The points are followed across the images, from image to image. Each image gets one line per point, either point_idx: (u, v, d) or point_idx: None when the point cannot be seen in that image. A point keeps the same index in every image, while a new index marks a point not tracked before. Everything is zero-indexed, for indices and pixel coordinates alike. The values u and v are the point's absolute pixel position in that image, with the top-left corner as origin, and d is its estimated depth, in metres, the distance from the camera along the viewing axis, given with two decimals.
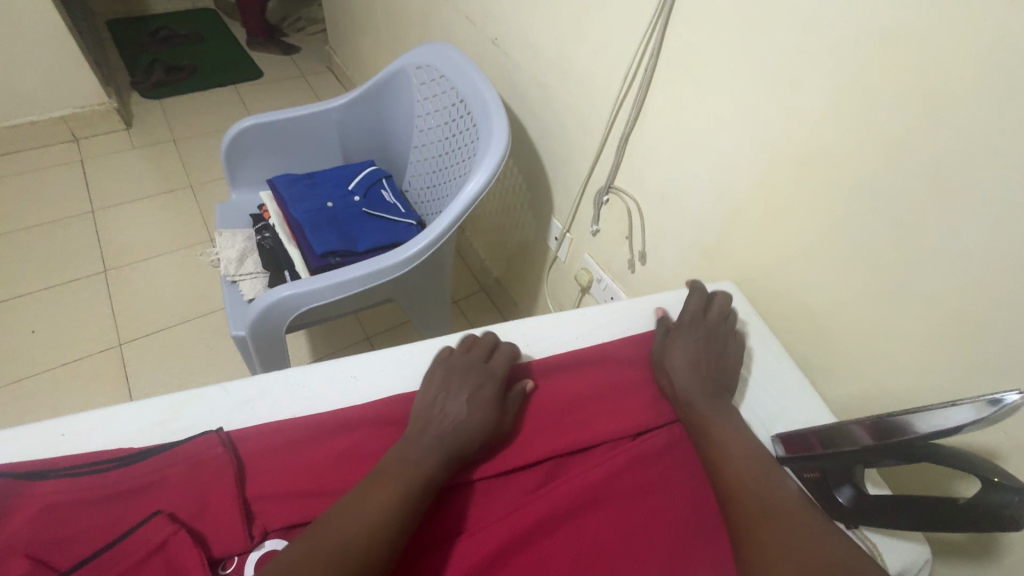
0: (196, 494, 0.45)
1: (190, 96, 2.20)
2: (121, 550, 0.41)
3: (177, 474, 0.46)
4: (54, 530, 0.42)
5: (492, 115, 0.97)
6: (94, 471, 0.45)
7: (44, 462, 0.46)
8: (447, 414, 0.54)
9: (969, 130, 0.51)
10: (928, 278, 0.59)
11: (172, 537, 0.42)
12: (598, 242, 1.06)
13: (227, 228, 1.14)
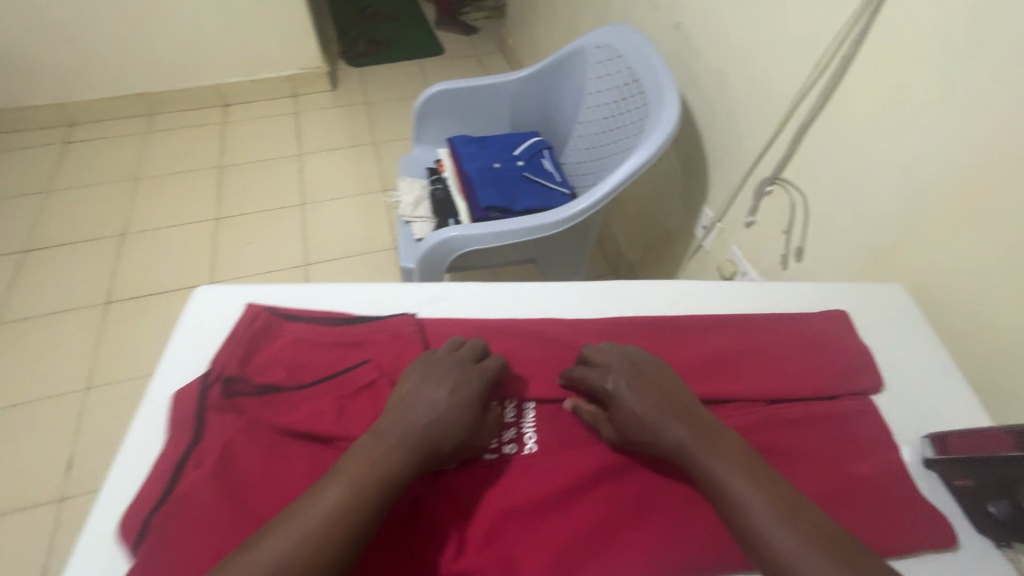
0: (394, 356, 0.57)
1: (383, 67, 2.52)
2: (343, 381, 0.54)
3: (383, 338, 0.58)
4: (301, 358, 0.56)
5: (664, 95, 0.99)
6: (328, 324, 0.59)
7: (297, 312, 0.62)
8: (400, 404, 0.50)
9: None
10: None
11: (377, 381, 0.54)
12: (751, 233, 1.04)
13: (408, 177, 1.33)
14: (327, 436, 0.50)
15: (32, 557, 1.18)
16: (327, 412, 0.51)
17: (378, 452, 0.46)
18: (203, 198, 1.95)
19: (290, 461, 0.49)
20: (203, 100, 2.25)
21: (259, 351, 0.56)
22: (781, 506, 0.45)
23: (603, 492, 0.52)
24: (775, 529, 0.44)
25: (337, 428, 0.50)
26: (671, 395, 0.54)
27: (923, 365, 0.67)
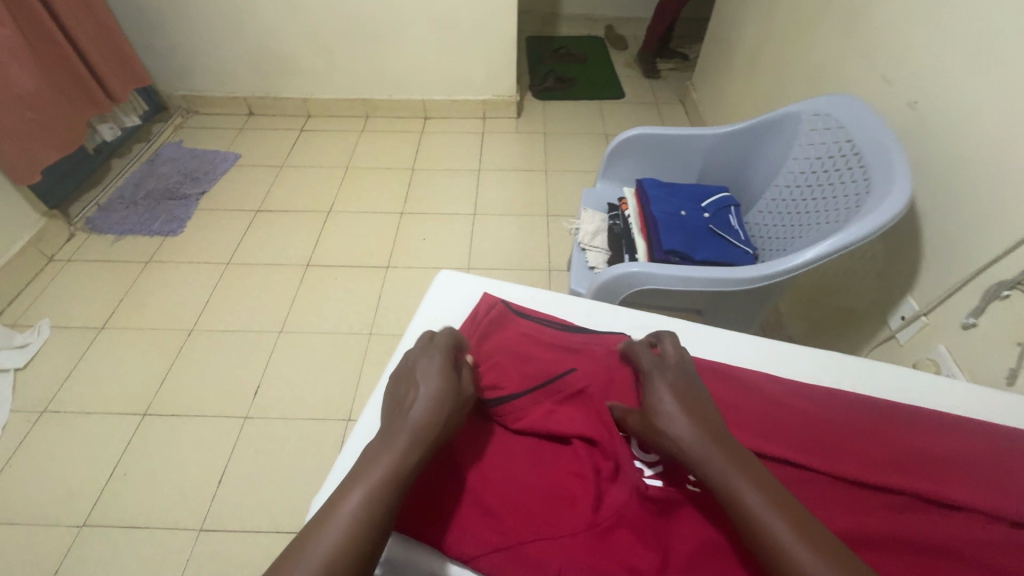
0: (605, 371, 0.63)
1: (565, 103, 2.70)
2: (555, 387, 0.61)
3: (597, 350, 0.66)
4: (525, 348, 0.65)
5: (895, 171, 0.95)
6: (550, 327, 0.69)
7: (523, 311, 0.73)
8: (409, 401, 0.56)
9: None
10: None
11: (587, 390, 0.60)
12: (968, 337, 0.93)
13: (588, 208, 1.41)
14: (546, 431, 0.59)
15: (218, 457, 1.42)
16: (542, 407, 0.60)
17: (396, 444, 0.51)
18: (394, 193, 2.23)
19: (516, 441, 0.60)
20: (409, 111, 2.61)
21: (493, 335, 0.68)
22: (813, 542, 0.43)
23: None
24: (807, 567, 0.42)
25: (556, 424, 0.58)
26: (696, 413, 0.54)
27: None
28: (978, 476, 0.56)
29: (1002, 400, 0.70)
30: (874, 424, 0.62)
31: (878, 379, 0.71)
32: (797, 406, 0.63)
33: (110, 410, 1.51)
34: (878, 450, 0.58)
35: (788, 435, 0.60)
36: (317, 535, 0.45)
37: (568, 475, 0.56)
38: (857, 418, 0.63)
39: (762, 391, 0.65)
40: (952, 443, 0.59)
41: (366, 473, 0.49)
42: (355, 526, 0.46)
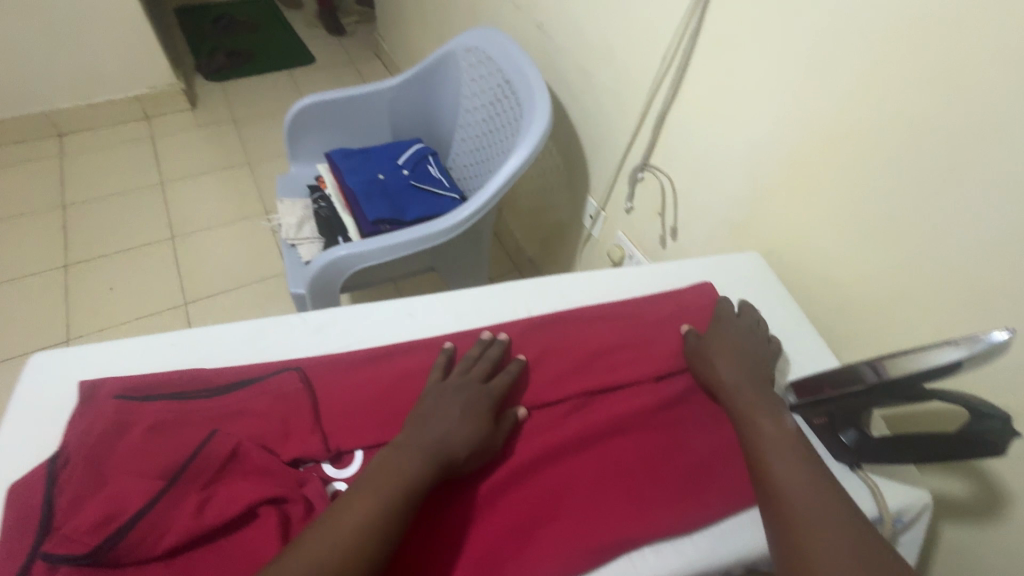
0: (279, 420, 0.51)
1: (248, 80, 2.34)
2: (202, 464, 0.46)
3: (262, 403, 0.51)
4: (156, 442, 0.47)
5: (535, 92, 1.03)
6: (200, 397, 0.52)
7: (155, 383, 0.53)
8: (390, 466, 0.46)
9: (973, 112, 0.56)
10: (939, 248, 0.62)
11: (245, 449, 0.47)
12: (631, 218, 1.09)
13: (286, 197, 1.24)
14: (198, 532, 0.43)
15: None
16: (191, 504, 0.43)
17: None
18: (46, 244, 1.68)
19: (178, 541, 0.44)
20: (30, 132, 1.94)
21: (108, 439, 0.47)
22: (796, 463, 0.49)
23: (516, 496, 0.50)
24: (791, 481, 0.48)
25: (207, 518, 0.43)
26: (755, 369, 0.58)
27: (783, 321, 0.69)
28: (637, 347, 0.62)
29: (661, 265, 0.74)
30: (562, 335, 0.62)
31: (568, 278, 0.69)
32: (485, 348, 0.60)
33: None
34: (560, 361, 0.60)
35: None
36: None
37: (255, 546, 0.44)
38: (551, 337, 0.61)
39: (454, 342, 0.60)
40: (619, 330, 0.63)
41: None
42: None
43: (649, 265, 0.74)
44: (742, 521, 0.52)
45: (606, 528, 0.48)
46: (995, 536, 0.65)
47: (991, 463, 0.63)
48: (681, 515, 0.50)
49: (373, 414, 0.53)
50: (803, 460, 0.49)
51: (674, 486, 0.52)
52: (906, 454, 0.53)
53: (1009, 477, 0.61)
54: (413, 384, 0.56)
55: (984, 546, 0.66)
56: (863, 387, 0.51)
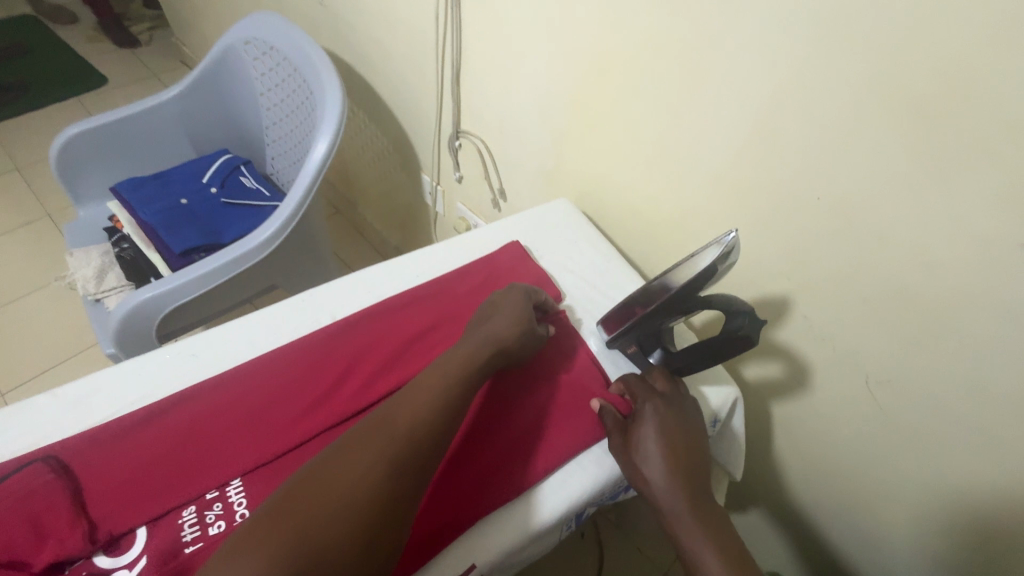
0: (25, 523, 0.43)
1: (26, 118, 1.98)
2: None
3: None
4: None
5: (323, 77, 0.95)
6: None
7: None
8: (329, 491, 0.42)
9: (693, 23, 0.57)
10: (704, 162, 0.65)
11: None
12: (465, 188, 1.07)
13: (79, 247, 1.07)
14: None
15: None
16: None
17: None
18: None
19: None
20: None
21: None
22: (710, 528, 0.50)
23: None
24: (698, 549, 0.49)
25: None
26: (698, 445, 0.55)
27: (596, 261, 0.71)
28: (451, 326, 0.61)
29: (471, 233, 0.72)
30: (367, 334, 0.59)
31: (373, 270, 0.66)
32: (281, 371, 0.55)
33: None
34: (368, 362, 0.57)
35: (274, 424, 0.51)
36: None
37: None
38: (358, 340, 0.58)
39: (245, 373, 0.54)
40: (427, 314, 0.61)
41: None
42: None
43: (461, 236, 0.73)
44: (569, 469, 0.56)
45: (433, 519, 0.49)
46: (812, 404, 0.72)
47: (794, 343, 0.69)
48: (505, 484, 0.52)
49: (153, 480, 0.47)
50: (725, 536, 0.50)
51: (499, 456, 0.54)
52: (701, 361, 0.58)
53: (809, 351, 0.68)
54: (197, 436, 0.50)
55: (807, 415, 0.74)
56: (650, 308, 0.55)
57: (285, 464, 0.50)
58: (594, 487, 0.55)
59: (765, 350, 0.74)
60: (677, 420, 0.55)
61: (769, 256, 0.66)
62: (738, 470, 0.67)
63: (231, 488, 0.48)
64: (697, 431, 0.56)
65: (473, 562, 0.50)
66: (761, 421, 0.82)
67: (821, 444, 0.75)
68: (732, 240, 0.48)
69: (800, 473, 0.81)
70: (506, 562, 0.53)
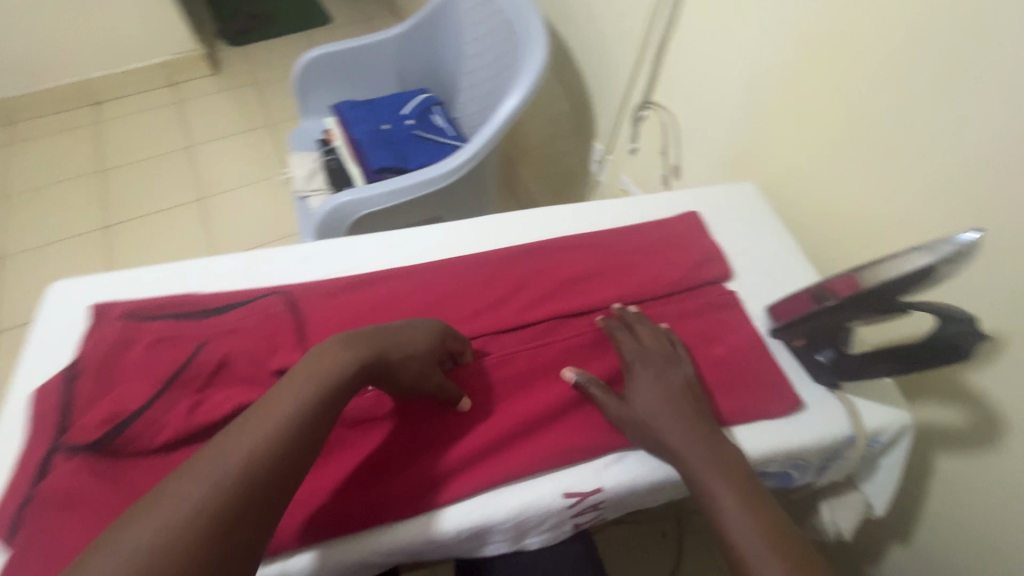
0: (265, 336, 0.54)
1: (267, 43, 2.36)
2: (191, 374, 0.50)
3: (250, 322, 0.55)
4: (155, 356, 0.52)
5: (532, 31, 1.01)
6: (193, 318, 0.56)
7: (158, 311, 0.57)
8: (230, 442, 0.40)
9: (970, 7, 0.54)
10: (936, 161, 0.61)
11: (230, 362, 0.51)
12: (636, 161, 1.07)
13: (298, 151, 1.28)
14: (189, 431, 0.47)
15: None
16: (182, 406, 0.48)
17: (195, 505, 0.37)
18: (87, 208, 1.79)
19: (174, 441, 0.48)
20: (65, 102, 2.04)
21: (120, 355, 0.53)
22: (736, 480, 0.47)
23: (488, 405, 0.54)
24: (715, 499, 0.46)
25: (195, 421, 0.48)
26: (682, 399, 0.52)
27: (773, 250, 0.67)
28: (618, 274, 0.62)
29: (651, 198, 0.72)
30: (539, 263, 0.63)
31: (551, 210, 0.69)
32: (461, 276, 0.61)
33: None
34: (537, 287, 0.61)
35: (450, 318, 0.58)
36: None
37: None
38: (530, 265, 0.62)
39: (433, 270, 0.62)
40: (597, 258, 0.64)
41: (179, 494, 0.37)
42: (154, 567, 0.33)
43: (641, 197, 0.73)
44: None
45: (573, 436, 0.52)
46: (991, 462, 0.64)
47: (989, 384, 0.62)
48: None
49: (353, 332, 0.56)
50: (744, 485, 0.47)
51: None
52: (883, 370, 0.53)
53: (1008, 398, 0.60)
54: (390, 310, 0.58)
55: (980, 472, 0.66)
56: (838, 302, 0.51)
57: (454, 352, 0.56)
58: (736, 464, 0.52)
59: (948, 386, 0.67)
60: (643, 377, 0.53)
61: (990, 280, 0.59)
62: (881, 498, 0.61)
63: None
64: (693, 390, 0.53)
65: (600, 486, 0.50)
66: (914, 467, 0.74)
67: (989, 507, 0.66)
68: (969, 240, 0.42)
69: (949, 537, 0.72)
70: (627, 501, 0.53)
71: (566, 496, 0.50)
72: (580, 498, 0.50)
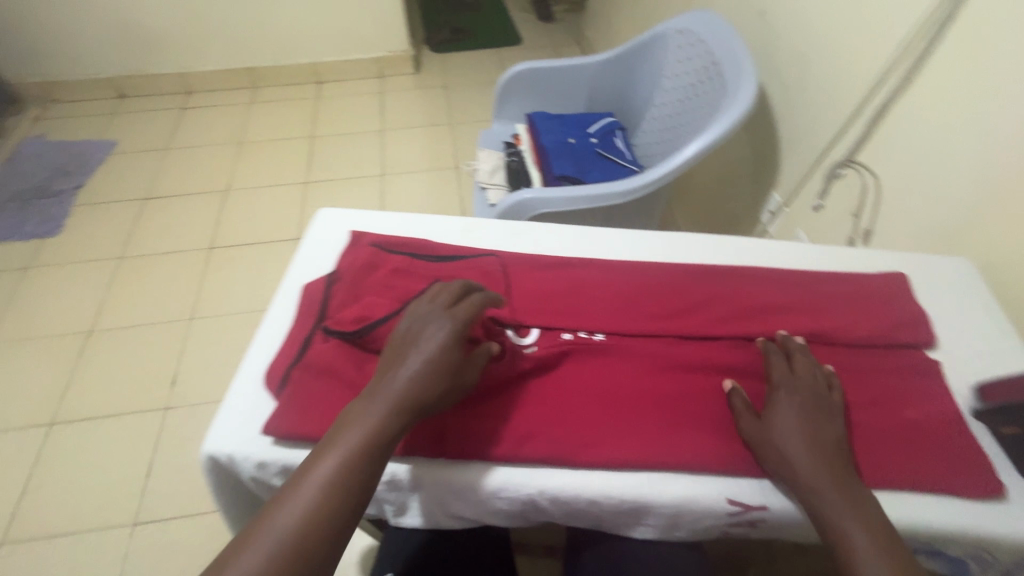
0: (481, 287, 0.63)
1: (463, 53, 2.65)
2: (424, 300, 0.60)
3: (472, 274, 0.65)
4: (396, 281, 0.63)
5: (744, 74, 1.04)
6: (425, 259, 0.67)
7: (396, 247, 0.70)
8: (343, 432, 0.47)
9: None
10: None
11: None
12: (818, 218, 1.05)
13: (485, 148, 1.43)
14: None
15: (143, 452, 1.37)
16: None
17: (335, 470, 0.45)
18: (296, 164, 2.14)
19: None
20: (299, 77, 2.46)
21: (369, 272, 0.65)
22: (868, 520, 0.46)
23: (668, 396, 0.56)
24: (845, 530, 0.46)
25: None
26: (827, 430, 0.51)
27: (984, 334, 0.65)
28: (811, 314, 0.63)
29: (847, 253, 0.73)
30: (729, 285, 0.66)
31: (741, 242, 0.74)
32: (653, 279, 0.66)
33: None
34: (725, 305, 0.63)
35: (640, 311, 0.63)
36: (256, 532, 0.42)
37: None
38: (722, 285, 0.65)
39: (628, 269, 0.68)
40: (789, 293, 0.65)
41: (319, 467, 0.45)
42: (307, 518, 0.43)
43: (835, 249, 0.74)
44: (892, 499, 0.52)
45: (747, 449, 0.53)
46: None
47: None
48: None
49: (549, 299, 0.63)
50: (880, 530, 0.46)
51: None
52: None
53: None
54: (586, 291, 0.64)
55: None
56: None
57: (640, 341, 0.60)
58: (912, 527, 0.50)
59: None
60: (784, 394, 0.54)
61: None
62: None
63: (595, 334, 0.61)
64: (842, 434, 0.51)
65: (764, 504, 0.52)
66: None
67: None
68: None
69: None
70: (784, 528, 0.53)
71: (729, 503, 0.52)
72: (742, 509, 0.52)
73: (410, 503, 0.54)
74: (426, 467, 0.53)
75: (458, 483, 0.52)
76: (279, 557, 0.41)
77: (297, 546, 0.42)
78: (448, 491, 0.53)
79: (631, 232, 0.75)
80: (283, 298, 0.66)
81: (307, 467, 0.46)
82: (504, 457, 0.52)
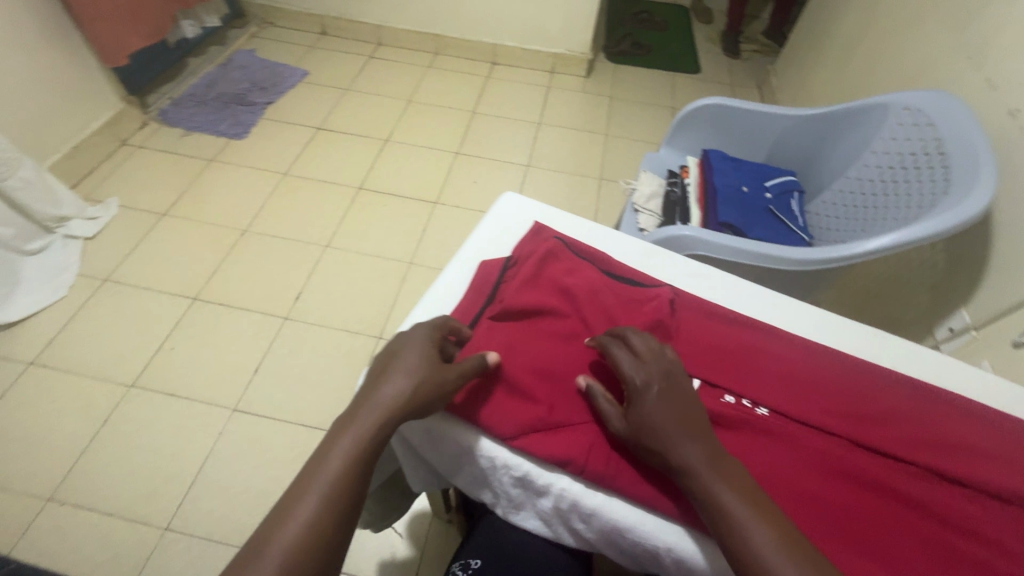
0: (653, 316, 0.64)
1: (636, 69, 2.62)
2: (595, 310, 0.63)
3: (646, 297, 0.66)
4: (572, 282, 0.65)
5: (981, 171, 0.91)
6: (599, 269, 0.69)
7: (577, 250, 0.73)
8: (371, 406, 0.53)
9: None
10: None
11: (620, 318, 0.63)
12: (1016, 356, 0.91)
13: (648, 171, 1.40)
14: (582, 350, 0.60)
15: (257, 349, 1.51)
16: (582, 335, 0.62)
17: (364, 434, 0.52)
18: (451, 133, 2.24)
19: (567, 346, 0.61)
20: (477, 54, 2.58)
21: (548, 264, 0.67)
22: None
23: (833, 500, 0.53)
24: None
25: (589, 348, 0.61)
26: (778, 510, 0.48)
27: None
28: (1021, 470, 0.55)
29: None
30: (923, 407, 0.60)
31: (926, 362, 0.70)
32: (835, 371, 0.63)
33: (147, 283, 1.63)
34: (914, 427, 0.57)
35: (818, 401, 0.59)
36: (309, 488, 0.49)
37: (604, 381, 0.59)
38: (915, 405, 0.60)
39: (806, 351, 0.65)
40: (995, 439, 0.58)
41: (346, 433, 0.51)
42: (349, 469, 0.50)
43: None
44: None
45: None
46: None
47: None
48: None
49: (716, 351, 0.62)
50: None
51: None
52: None
53: None
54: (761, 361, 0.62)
55: None
56: None
57: (811, 432, 0.57)
58: None
59: None
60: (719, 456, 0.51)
61: None
62: None
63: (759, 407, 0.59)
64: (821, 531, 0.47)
65: None
66: None
67: None
68: None
69: None
70: None
71: None
72: None
73: (528, 503, 0.59)
74: (559, 481, 0.55)
75: (587, 509, 0.54)
76: (327, 503, 0.48)
77: (337, 497, 0.49)
78: (573, 509, 0.55)
79: (808, 311, 0.75)
80: (456, 271, 0.72)
81: (341, 429, 0.52)
82: (644, 499, 0.53)
